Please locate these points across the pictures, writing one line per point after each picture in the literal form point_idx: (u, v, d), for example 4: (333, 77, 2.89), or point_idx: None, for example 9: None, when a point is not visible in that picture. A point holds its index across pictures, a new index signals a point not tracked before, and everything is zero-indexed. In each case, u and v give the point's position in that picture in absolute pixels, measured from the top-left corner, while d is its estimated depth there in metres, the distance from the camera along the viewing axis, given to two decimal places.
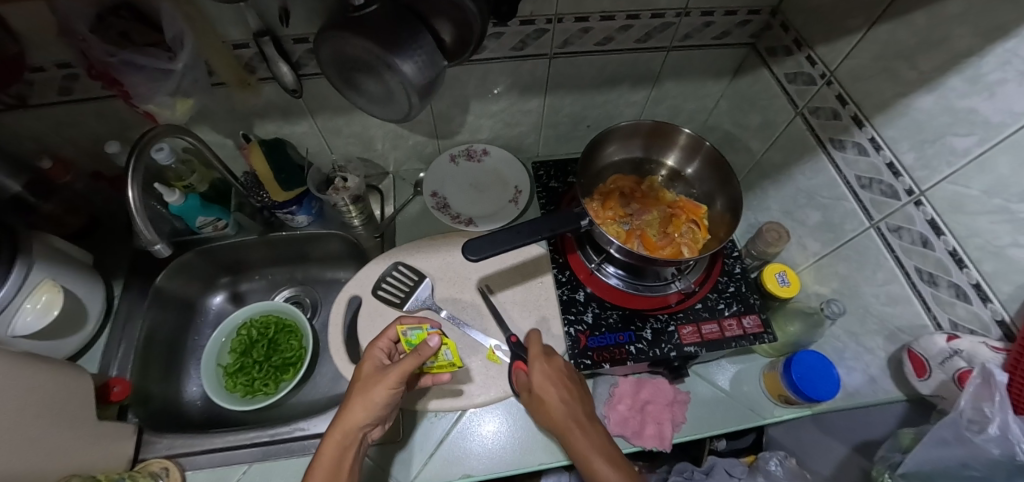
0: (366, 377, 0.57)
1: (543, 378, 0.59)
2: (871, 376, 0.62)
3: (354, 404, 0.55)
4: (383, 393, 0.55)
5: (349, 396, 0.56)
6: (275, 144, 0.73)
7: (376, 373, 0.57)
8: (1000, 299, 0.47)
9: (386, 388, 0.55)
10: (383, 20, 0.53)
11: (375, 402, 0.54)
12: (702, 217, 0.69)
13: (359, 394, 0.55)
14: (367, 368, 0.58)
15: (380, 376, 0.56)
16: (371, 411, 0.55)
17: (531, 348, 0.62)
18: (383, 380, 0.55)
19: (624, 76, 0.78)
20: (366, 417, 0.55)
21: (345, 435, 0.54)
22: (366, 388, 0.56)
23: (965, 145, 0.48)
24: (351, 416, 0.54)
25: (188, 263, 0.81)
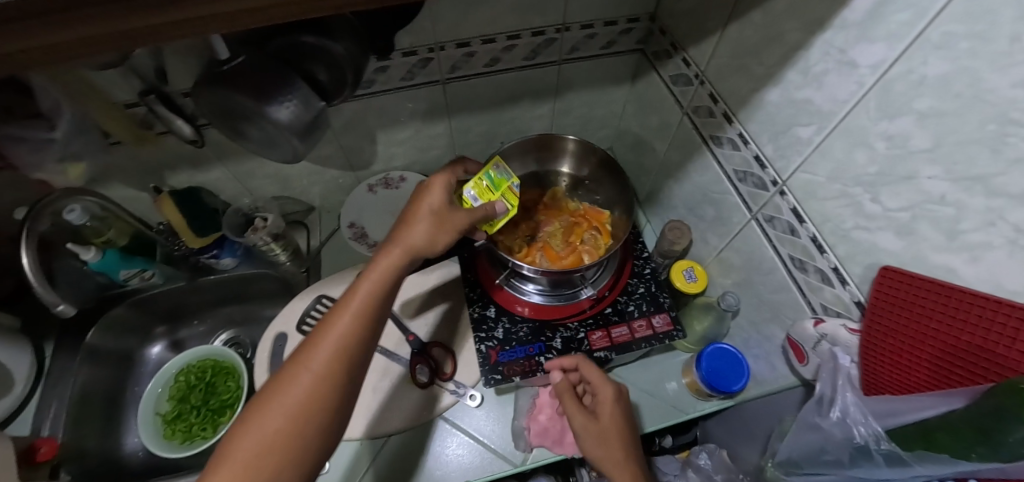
0: (434, 207, 0.55)
1: (610, 407, 0.60)
2: (772, 363, 0.63)
3: (420, 229, 0.53)
4: (449, 232, 0.55)
5: (411, 218, 0.54)
6: (188, 193, 0.75)
7: (444, 208, 0.56)
8: (854, 281, 0.48)
9: (451, 231, 0.55)
10: (253, 72, 0.55)
11: (439, 238, 0.54)
12: (605, 223, 0.72)
13: (425, 219, 0.54)
14: (436, 198, 0.56)
15: (445, 212, 0.56)
16: (433, 241, 0.54)
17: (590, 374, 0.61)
18: (453, 219, 0.55)
19: (523, 92, 0.81)
20: (428, 245, 0.53)
21: (405, 256, 0.52)
22: (434, 220, 0.54)
23: (808, 134, 0.49)
24: (416, 240, 0.53)
25: (120, 317, 0.82)
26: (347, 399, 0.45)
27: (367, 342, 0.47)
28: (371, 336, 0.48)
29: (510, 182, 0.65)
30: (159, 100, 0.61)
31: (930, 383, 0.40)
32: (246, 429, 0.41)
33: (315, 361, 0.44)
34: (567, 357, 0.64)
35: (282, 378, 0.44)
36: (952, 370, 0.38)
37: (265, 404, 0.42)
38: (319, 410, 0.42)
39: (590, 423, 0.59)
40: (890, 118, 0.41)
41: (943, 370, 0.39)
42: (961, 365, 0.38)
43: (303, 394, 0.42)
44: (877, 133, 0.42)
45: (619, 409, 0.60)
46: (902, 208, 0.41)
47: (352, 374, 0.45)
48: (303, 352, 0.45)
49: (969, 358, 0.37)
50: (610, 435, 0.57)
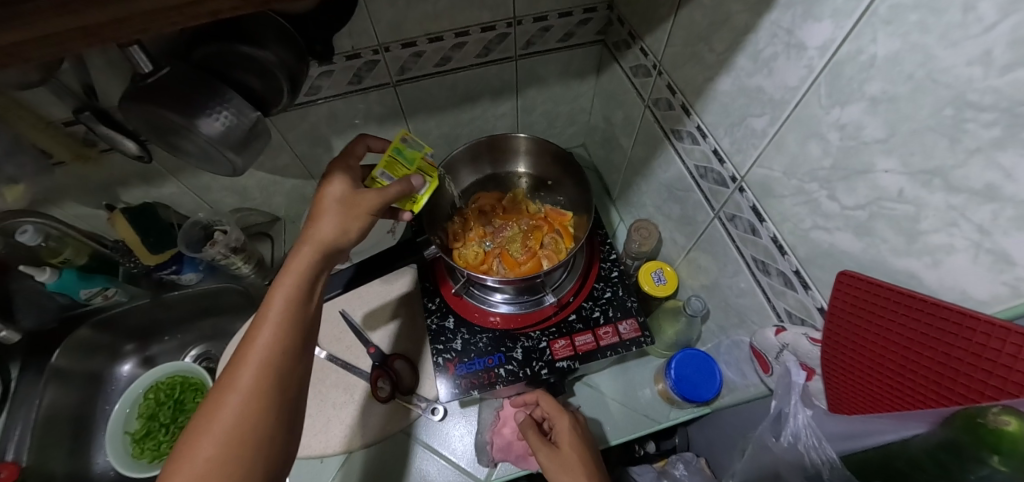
0: (340, 195, 0.49)
1: (569, 434, 0.59)
2: (743, 370, 0.59)
3: (329, 220, 0.47)
4: (363, 217, 0.49)
5: (319, 211, 0.48)
6: (143, 209, 0.73)
7: (352, 194, 0.49)
8: (817, 285, 0.43)
9: (364, 218, 0.49)
10: (177, 85, 0.52)
11: (355, 227, 0.48)
12: (567, 225, 0.68)
13: (336, 210, 0.48)
14: (341, 184, 0.50)
15: (357, 199, 0.49)
16: (349, 233, 0.48)
17: (549, 407, 0.62)
18: (364, 203, 0.49)
19: (480, 91, 0.78)
20: (344, 235, 0.47)
21: (320, 253, 0.46)
22: (343, 207, 0.48)
23: (762, 125, 0.45)
24: (327, 232, 0.46)
25: (85, 336, 0.82)
26: (288, 413, 0.41)
27: (297, 348, 0.42)
28: (299, 342, 0.43)
29: (422, 153, 0.60)
30: (96, 118, 0.57)
31: (899, 402, 0.34)
32: (173, 469, 0.36)
33: (238, 381, 0.39)
34: (528, 394, 0.66)
35: (206, 408, 0.39)
36: (919, 388, 0.33)
37: (191, 438, 0.37)
38: (252, 433, 0.38)
39: (552, 451, 0.57)
40: (841, 106, 0.36)
41: (910, 387, 0.33)
42: (928, 382, 0.32)
43: (232, 419, 0.37)
44: (830, 122, 0.37)
45: (579, 438, 0.59)
46: (859, 206, 0.37)
47: (287, 384, 0.41)
48: (225, 376, 0.40)
49: (936, 374, 0.31)
50: (572, 462, 0.55)
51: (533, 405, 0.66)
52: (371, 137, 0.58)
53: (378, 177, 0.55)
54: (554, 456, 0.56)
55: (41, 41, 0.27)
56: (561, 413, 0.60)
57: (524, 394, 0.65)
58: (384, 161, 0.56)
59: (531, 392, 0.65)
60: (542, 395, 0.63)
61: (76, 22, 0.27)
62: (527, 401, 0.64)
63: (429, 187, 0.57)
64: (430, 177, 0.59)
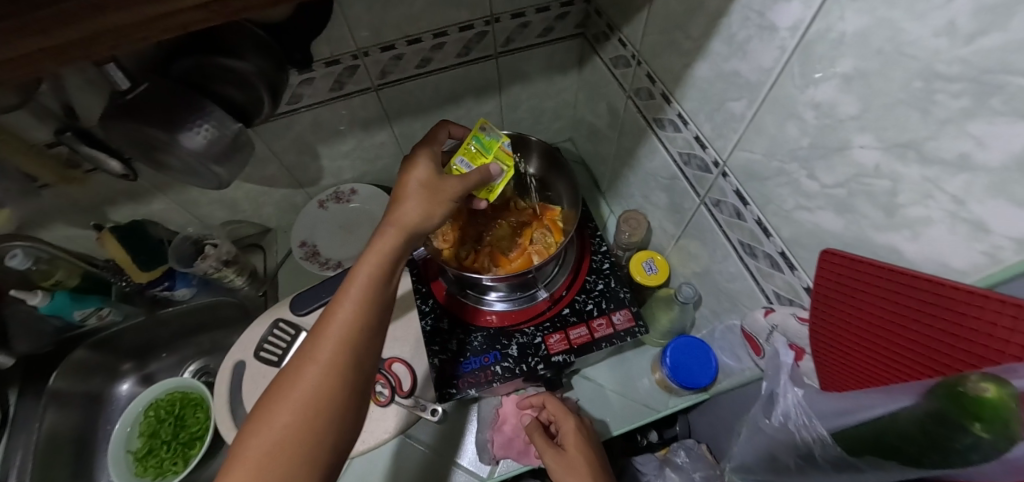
0: (426, 179, 0.49)
1: (575, 437, 0.59)
2: (738, 355, 0.59)
3: (414, 204, 0.47)
4: (445, 202, 0.49)
5: (405, 192, 0.48)
6: (133, 228, 0.73)
7: (436, 177, 0.49)
8: (802, 265, 0.43)
9: (447, 201, 0.49)
10: (157, 101, 0.52)
11: (438, 212, 0.48)
12: (556, 220, 0.68)
13: (420, 193, 0.48)
14: (427, 168, 0.50)
15: (440, 183, 0.49)
16: (431, 217, 0.48)
17: (555, 408, 0.62)
18: (448, 189, 0.49)
19: (463, 92, 0.78)
20: (427, 219, 0.48)
21: (405, 235, 0.46)
22: (427, 192, 0.48)
23: (740, 109, 0.45)
24: (413, 215, 0.47)
25: (81, 358, 0.81)
26: (362, 390, 0.41)
27: (378, 327, 0.42)
28: (379, 323, 0.43)
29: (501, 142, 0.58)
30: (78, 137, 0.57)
31: (886, 376, 0.34)
32: (255, 429, 0.37)
33: (321, 352, 0.39)
34: (534, 396, 0.66)
35: (289, 375, 0.39)
36: (903, 363, 0.33)
37: (272, 402, 0.38)
38: (327, 407, 0.38)
39: (561, 455, 0.58)
40: (815, 85, 0.36)
41: (887, 363, 0.34)
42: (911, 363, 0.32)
43: (312, 388, 0.38)
44: (805, 102, 0.38)
45: (586, 438, 0.59)
46: (838, 184, 0.37)
47: (364, 361, 0.41)
48: (307, 346, 0.40)
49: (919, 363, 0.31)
50: (578, 463, 0.56)
51: (538, 407, 0.67)
52: (452, 124, 0.59)
53: (456, 164, 0.56)
54: (561, 459, 0.57)
55: (10, 61, 0.27)
56: (567, 416, 0.61)
57: (531, 397, 0.66)
58: (464, 149, 0.56)
59: (538, 394, 0.66)
60: (548, 398, 0.63)
61: (44, 41, 0.26)
62: (534, 404, 0.65)
63: (505, 176, 0.55)
64: (507, 166, 0.56)
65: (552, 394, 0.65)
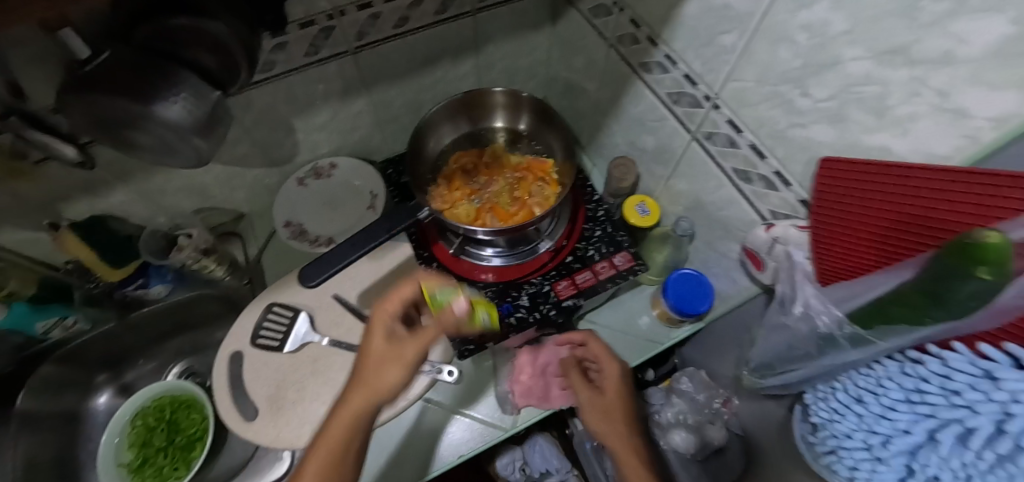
0: (381, 349, 0.47)
1: (614, 382, 0.63)
2: (733, 278, 0.65)
3: (384, 376, 0.45)
4: (404, 370, 0.46)
5: (371, 337, 0.48)
6: (92, 223, 0.66)
7: (392, 344, 0.47)
8: (796, 180, 0.48)
9: (401, 370, 0.46)
10: (122, 70, 0.46)
11: (392, 381, 0.45)
12: (549, 172, 0.69)
13: (377, 356, 0.46)
14: (388, 330, 0.48)
15: (397, 349, 0.47)
16: (394, 392, 0.46)
17: (596, 352, 0.63)
18: (403, 355, 0.47)
19: (440, 52, 0.76)
20: (387, 394, 0.45)
21: (366, 399, 0.45)
22: (383, 362, 0.46)
23: (732, 40, 0.48)
24: (378, 383, 0.45)
25: (48, 374, 0.74)
26: None
27: (341, 474, 0.46)
28: (347, 469, 0.46)
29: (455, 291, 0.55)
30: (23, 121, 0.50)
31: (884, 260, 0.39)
32: None
33: None
34: (574, 333, 0.65)
35: None
36: (898, 245, 0.38)
37: None
38: None
39: (598, 396, 0.62)
40: (806, 8, 0.39)
41: (885, 248, 0.39)
42: (906, 244, 0.37)
43: None
44: (796, 25, 0.40)
45: (625, 383, 0.63)
46: (830, 97, 0.41)
47: None
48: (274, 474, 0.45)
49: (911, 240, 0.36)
50: (613, 408, 0.62)
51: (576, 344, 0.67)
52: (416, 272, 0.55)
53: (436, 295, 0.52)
54: (598, 401, 0.62)
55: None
56: (612, 363, 0.63)
57: (569, 336, 0.65)
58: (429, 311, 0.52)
59: (578, 332, 0.66)
60: (591, 342, 0.63)
61: None
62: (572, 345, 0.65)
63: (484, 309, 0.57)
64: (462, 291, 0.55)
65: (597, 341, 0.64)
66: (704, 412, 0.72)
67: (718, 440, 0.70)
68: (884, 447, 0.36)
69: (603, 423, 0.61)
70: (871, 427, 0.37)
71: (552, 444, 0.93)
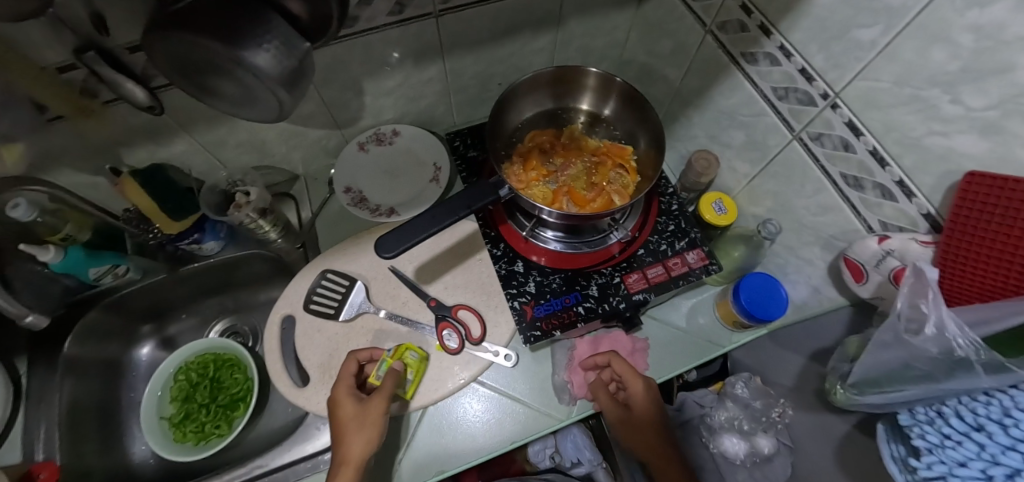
0: (353, 413, 0.57)
1: (642, 400, 0.63)
2: (815, 287, 0.63)
3: (352, 439, 0.56)
4: (376, 421, 0.57)
5: (342, 433, 0.56)
6: (154, 172, 0.64)
7: (360, 407, 0.58)
8: (923, 192, 0.46)
9: (376, 422, 0.57)
10: (210, 10, 0.44)
11: (371, 436, 0.56)
12: (630, 159, 0.66)
13: (355, 427, 0.56)
14: (349, 404, 0.58)
15: (365, 410, 0.57)
16: (369, 437, 0.56)
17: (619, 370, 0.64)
18: (372, 410, 0.57)
19: (522, 23, 0.72)
20: (369, 445, 0.56)
21: (355, 423, 0.57)
22: (360, 423, 0.57)
23: (872, 36, 0.44)
24: (358, 446, 0.55)
25: (95, 321, 0.73)
26: None
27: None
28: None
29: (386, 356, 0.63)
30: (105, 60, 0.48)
31: None
32: None
33: None
34: (600, 355, 0.65)
35: None
36: None
37: None
38: None
39: (626, 415, 0.64)
40: (981, 7, 0.35)
41: None
42: None
43: None
44: (964, 26, 0.37)
45: (651, 398, 0.63)
46: (990, 107, 0.38)
47: None
48: None
49: None
50: (642, 426, 0.63)
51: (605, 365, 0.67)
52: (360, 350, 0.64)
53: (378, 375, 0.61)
54: (624, 423, 0.64)
55: None
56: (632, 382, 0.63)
57: (594, 357, 0.65)
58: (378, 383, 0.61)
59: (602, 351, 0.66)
60: (614, 362, 0.64)
61: None
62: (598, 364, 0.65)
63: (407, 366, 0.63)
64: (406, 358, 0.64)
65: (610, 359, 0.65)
66: (760, 420, 0.69)
67: (767, 449, 0.68)
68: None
69: (633, 439, 0.65)
70: (993, 458, 0.34)
71: (587, 436, 0.93)
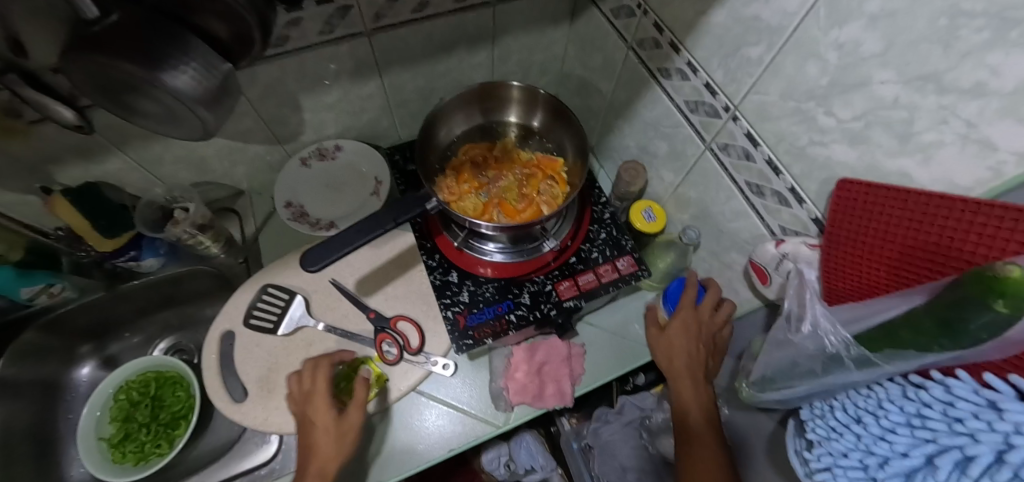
0: (330, 425, 0.57)
1: (680, 327, 0.63)
2: (735, 290, 0.66)
3: (325, 451, 0.55)
4: (352, 436, 0.57)
5: (316, 439, 0.56)
6: (86, 190, 0.64)
7: (337, 419, 0.57)
8: (811, 198, 0.48)
9: (351, 435, 0.57)
10: (129, 31, 0.44)
11: (344, 449, 0.56)
12: (560, 170, 0.68)
13: (329, 439, 0.56)
14: (328, 414, 0.57)
15: (342, 423, 0.57)
16: (342, 449, 0.56)
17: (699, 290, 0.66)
18: (349, 426, 0.57)
19: (457, 40, 0.74)
20: (341, 457, 0.56)
21: (331, 435, 0.56)
22: (337, 437, 0.56)
23: (759, 53, 0.47)
24: (329, 458, 0.55)
25: (29, 342, 0.72)
26: None
27: None
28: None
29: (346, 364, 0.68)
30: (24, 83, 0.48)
31: (897, 284, 0.39)
32: None
33: None
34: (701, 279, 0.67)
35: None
36: (911, 271, 0.38)
37: None
38: None
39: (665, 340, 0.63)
40: (840, 26, 0.38)
41: (900, 273, 0.39)
42: (918, 270, 0.37)
43: None
44: (828, 43, 0.40)
45: (693, 331, 0.62)
46: (855, 118, 0.40)
47: None
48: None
49: (925, 267, 0.36)
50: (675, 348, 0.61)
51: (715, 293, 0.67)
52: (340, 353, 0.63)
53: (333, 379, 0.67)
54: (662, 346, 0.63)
55: None
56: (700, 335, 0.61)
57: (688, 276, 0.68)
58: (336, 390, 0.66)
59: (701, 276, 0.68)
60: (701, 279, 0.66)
61: None
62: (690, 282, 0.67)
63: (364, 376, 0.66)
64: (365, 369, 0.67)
65: (688, 306, 0.63)
66: None
67: None
68: (882, 469, 0.33)
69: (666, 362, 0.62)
70: (869, 449, 0.35)
71: (538, 442, 0.94)
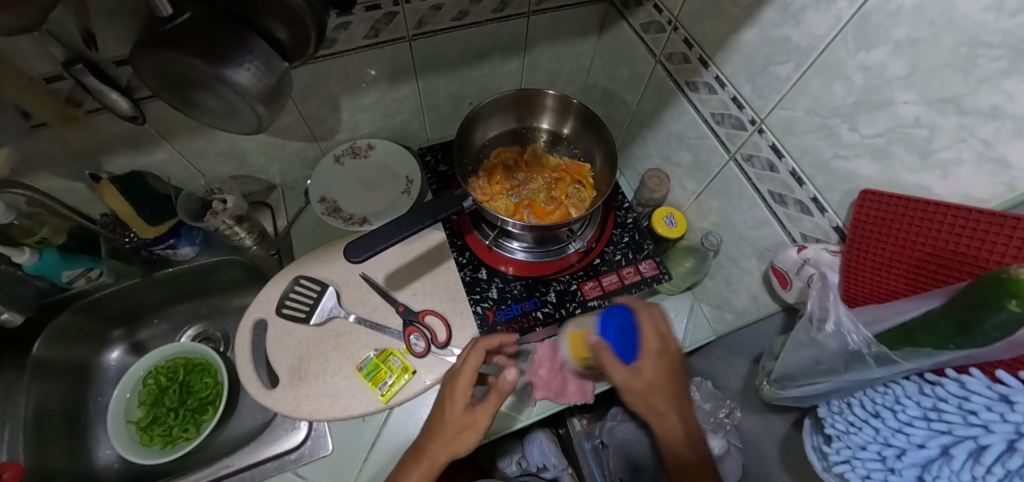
0: (457, 415, 0.53)
1: None
2: (754, 295, 0.68)
3: (442, 436, 0.52)
4: (475, 436, 0.52)
5: (444, 417, 0.53)
6: (132, 179, 0.66)
7: (468, 410, 0.53)
8: (832, 208, 0.52)
9: (477, 432, 0.52)
10: (199, 31, 0.47)
11: (462, 446, 0.52)
12: (587, 176, 0.71)
13: (451, 427, 0.52)
14: (463, 399, 0.53)
15: (470, 417, 0.52)
16: (460, 444, 0.52)
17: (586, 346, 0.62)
18: (474, 422, 0.52)
19: (491, 49, 0.77)
20: (455, 450, 0.52)
21: (457, 424, 0.52)
22: (457, 429, 0.52)
23: (787, 71, 0.51)
24: (444, 448, 0.51)
25: (66, 324, 0.74)
26: None
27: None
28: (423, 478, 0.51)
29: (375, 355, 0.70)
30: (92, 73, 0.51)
31: (915, 289, 0.42)
32: None
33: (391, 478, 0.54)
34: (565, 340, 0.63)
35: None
36: (930, 277, 0.41)
37: None
38: None
39: None
40: (867, 50, 0.41)
41: (919, 278, 0.42)
42: (936, 276, 0.40)
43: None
44: (855, 65, 0.43)
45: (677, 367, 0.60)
46: (878, 134, 0.44)
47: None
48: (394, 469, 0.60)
49: (942, 273, 0.39)
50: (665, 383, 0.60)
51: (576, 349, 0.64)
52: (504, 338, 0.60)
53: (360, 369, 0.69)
54: None
55: None
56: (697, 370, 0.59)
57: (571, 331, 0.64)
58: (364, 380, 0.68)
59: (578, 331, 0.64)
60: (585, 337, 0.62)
61: None
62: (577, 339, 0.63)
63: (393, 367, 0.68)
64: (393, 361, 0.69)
65: None
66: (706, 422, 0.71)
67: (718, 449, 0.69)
68: (899, 459, 0.36)
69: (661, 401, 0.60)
70: (886, 440, 0.38)
71: (551, 440, 0.97)
